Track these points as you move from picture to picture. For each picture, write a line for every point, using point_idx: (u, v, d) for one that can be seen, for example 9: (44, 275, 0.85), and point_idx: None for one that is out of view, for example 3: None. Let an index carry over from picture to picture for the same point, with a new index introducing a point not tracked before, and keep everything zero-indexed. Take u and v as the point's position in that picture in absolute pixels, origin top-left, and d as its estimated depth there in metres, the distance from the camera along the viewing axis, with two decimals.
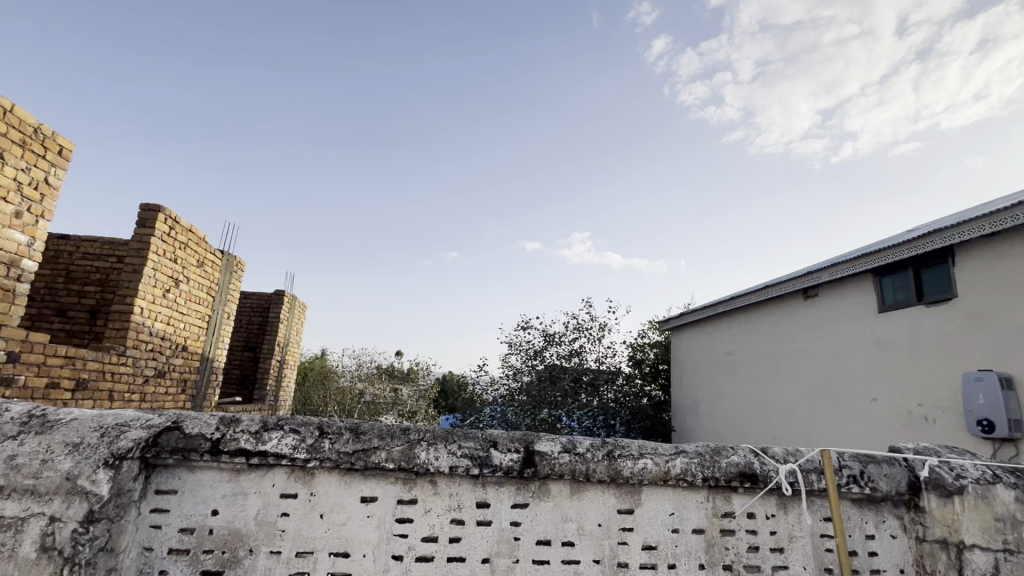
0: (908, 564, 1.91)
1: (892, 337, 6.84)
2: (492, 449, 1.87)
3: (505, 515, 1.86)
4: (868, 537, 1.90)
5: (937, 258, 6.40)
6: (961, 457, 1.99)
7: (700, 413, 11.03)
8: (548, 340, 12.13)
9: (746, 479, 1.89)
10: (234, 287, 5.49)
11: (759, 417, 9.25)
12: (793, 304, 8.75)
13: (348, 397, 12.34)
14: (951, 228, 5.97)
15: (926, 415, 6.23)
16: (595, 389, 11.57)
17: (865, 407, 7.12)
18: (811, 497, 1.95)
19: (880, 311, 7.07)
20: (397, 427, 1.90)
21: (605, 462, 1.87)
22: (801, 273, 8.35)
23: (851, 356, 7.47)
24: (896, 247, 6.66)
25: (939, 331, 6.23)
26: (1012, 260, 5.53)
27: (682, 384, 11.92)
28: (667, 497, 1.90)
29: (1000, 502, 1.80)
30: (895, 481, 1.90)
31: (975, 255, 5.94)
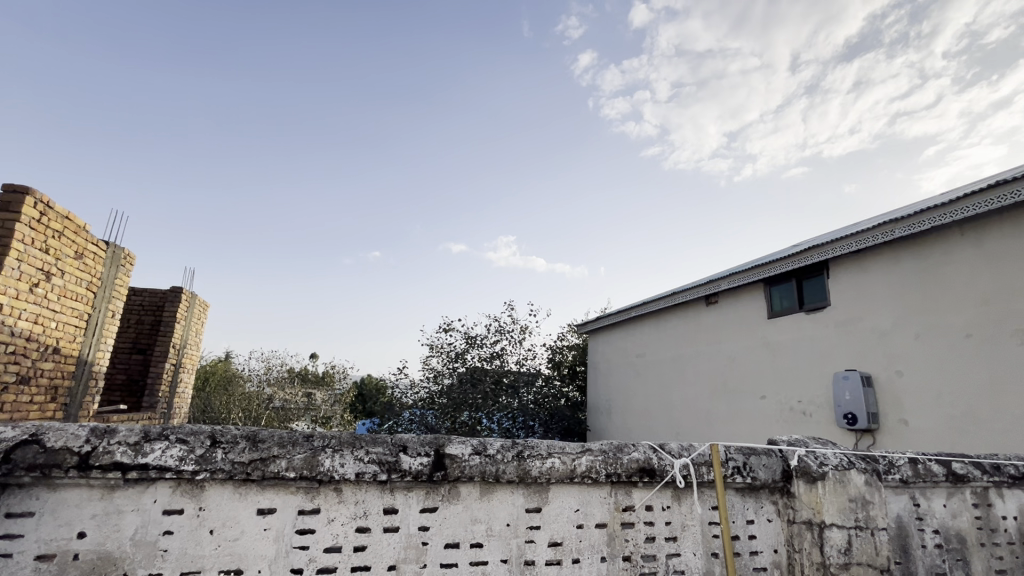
0: (780, 544, 2.13)
1: (777, 341, 7.60)
2: (401, 453, 1.83)
3: (413, 520, 1.83)
4: (748, 521, 2.10)
5: (816, 271, 7.19)
6: (824, 446, 2.25)
7: (614, 413, 11.55)
8: (469, 342, 12.14)
9: (645, 473, 2.01)
10: (122, 283, 4.93)
11: (665, 415, 9.86)
12: (697, 310, 9.42)
13: (254, 402, 11.53)
14: (827, 245, 6.75)
15: (804, 410, 7.01)
16: (515, 391, 11.76)
17: (755, 404, 7.85)
18: (702, 488, 2.11)
19: (769, 317, 7.82)
20: (299, 434, 1.80)
21: (515, 463, 1.90)
22: (704, 281, 9.01)
23: (743, 358, 8.20)
24: (783, 260, 7.40)
25: (815, 336, 7.02)
26: (874, 274, 6.38)
27: (597, 385, 12.42)
28: (573, 494, 1.97)
29: (853, 485, 2.07)
30: (771, 470, 2.11)
31: (845, 268, 6.78)
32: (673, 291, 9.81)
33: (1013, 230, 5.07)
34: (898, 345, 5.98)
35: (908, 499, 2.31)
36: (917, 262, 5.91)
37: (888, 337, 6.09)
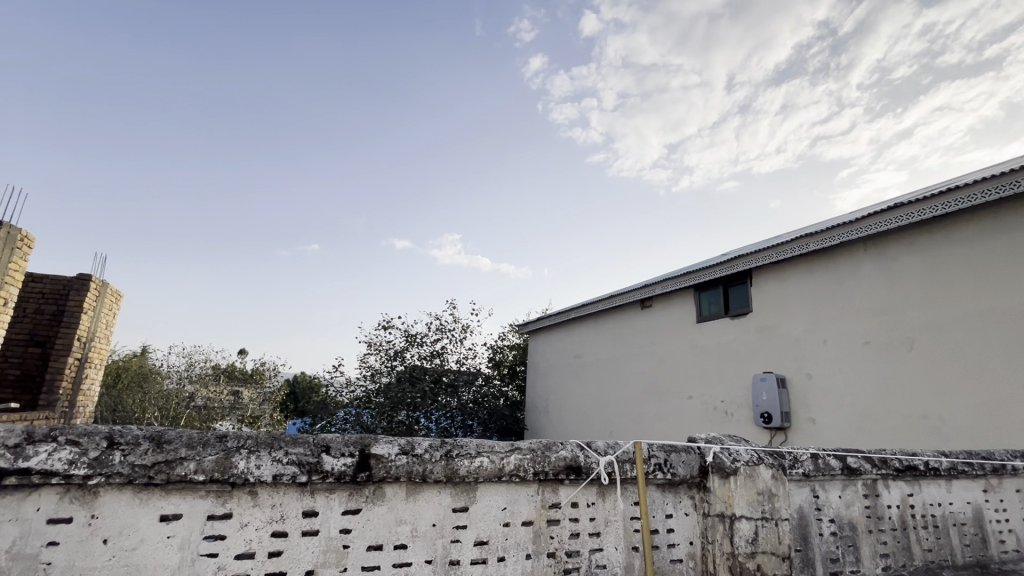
0: (695, 537, 2.24)
1: (705, 344, 8.03)
2: (324, 454, 1.76)
3: (334, 522, 1.77)
4: (667, 516, 2.20)
5: (741, 279, 7.66)
6: (738, 443, 2.39)
7: (551, 412, 11.76)
8: (409, 340, 11.92)
9: (572, 471, 2.05)
10: (18, 268, 4.44)
11: (600, 415, 10.15)
12: (632, 313, 9.75)
13: (173, 401, 10.73)
14: (751, 255, 7.21)
15: (726, 409, 7.45)
16: (454, 390, 11.68)
17: (683, 404, 8.25)
18: (625, 484, 2.18)
19: (698, 322, 8.24)
20: (210, 434, 1.69)
21: (443, 462, 1.88)
22: (640, 285, 9.35)
23: (674, 360, 8.58)
24: (712, 267, 7.82)
25: (738, 341, 7.48)
26: (791, 284, 6.89)
27: (536, 385, 12.58)
28: (500, 492, 1.98)
29: (761, 479, 2.22)
30: (689, 466, 2.22)
31: (765, 277, 7.27)
32: (611, 294, 10.11)
33: (908, 248, 5.66)
34: (809, 349, 6.49)
35: (809, 491, 2.51)
36: (828, 274, 6.44)
37: (801, 342, 6.60)
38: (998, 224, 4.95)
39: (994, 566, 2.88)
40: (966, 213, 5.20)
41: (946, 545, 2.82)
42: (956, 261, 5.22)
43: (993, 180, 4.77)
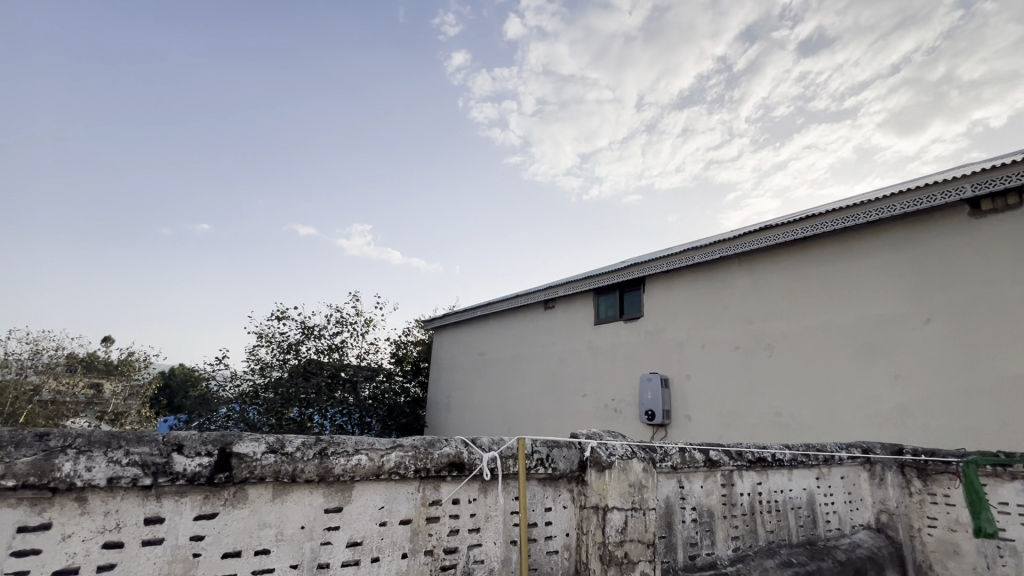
0: (572, 528, 2.34)
1: (600, 346, 8.45)
2: (174, 454, 1.57)
3: (184, 529, 1.60)
4: (546, 509, 2.27)
5: (635, 285, 8.16)
6: (616, 437, 2.52)
7: (453, 410, 11.72)
8: (305, 333, 11.21)
9: (454, 468, 2.04)
10: None
11: (500, 413, 10.30)
12: (536, 314, 10.00)
13: (10, 394, 9.12)
14: (646, 263, 7.69)
15: (616, 407, 7.93)
16: (353, 387, 11.20)
17: (578, 402, 8.62)
18: (507, 479, 2.22)
19: (595, 324, 8.65)
20: (27, 432, 1.43)
21: (316, 460, 1.77)
22: (544, 287, 9.59)
23: (571, 360, 8.95)
24: (610, 273, 8.25)
25: (629, 343, 7.98)
26: (677, 292, 7.48)
27: (438, 382, 12.47)
28: (378, 490, 1.91)
29: (633, 472, 2.37)
30: (570, 461, 2.31)
31: (657, 285, 7.81)
32: (516, 294, 10.27)
33: (773, 265, 6.40)
34: (689, 353, 7.09)
35: (675, 482, 2.73)
36: (709, 285, 7.08)
37: (684, 346, 7.19)
38: (843, 249, 5.79)
39: (821, 542, 3.33)
40: (820, 238, 6.00)
41: (785, 526, 3.22)
42: (812, 279, 5.97)
43: (841, 211, 5.56)
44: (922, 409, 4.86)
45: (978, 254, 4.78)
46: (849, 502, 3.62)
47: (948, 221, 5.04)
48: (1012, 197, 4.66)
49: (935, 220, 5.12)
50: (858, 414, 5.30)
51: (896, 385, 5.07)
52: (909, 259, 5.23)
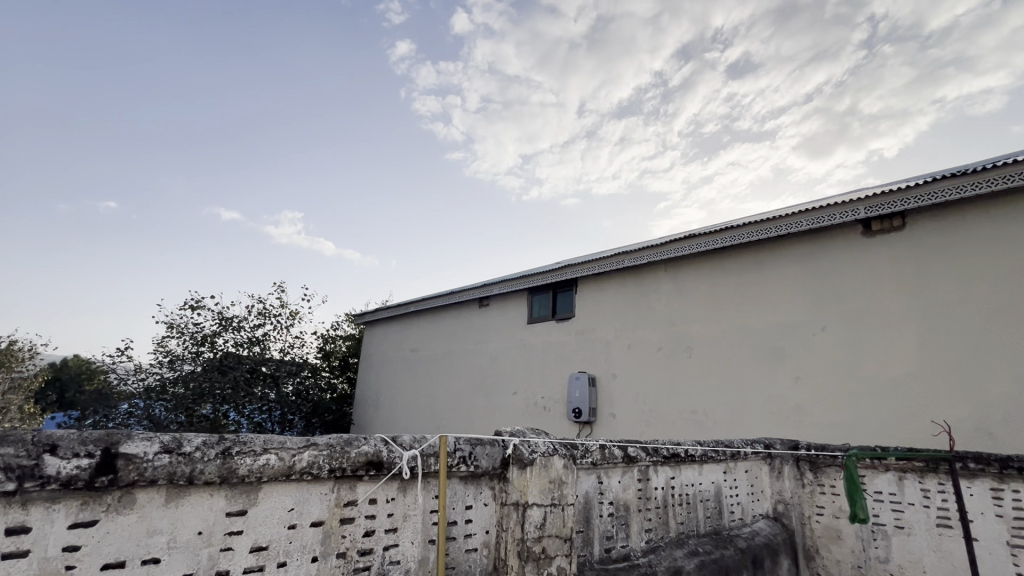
0: (492, 526, 2.34)
1: (532, 344, 8.56)
2: (47, 455, 1.41)
3: (55, 539, 1.42)
4: (467, 507, 2.26)
5: (568, 286, 8.34)
6: (539, 435, 2.56)
7: (381, 407, 11.43)
8: (222, 324, 10.46)
9: (372, 467, 1.97)
10: None
11: (430, 410, 10.17)
12: (470, 311, 9.95)
13: None
14: (578, 265, 7.88)
15: (545, 405, 8.08)
16: (274, 382, 10.60)
17: (508, 400, 8.69)
18: (427, 478, 2.18)
19: (528, 323, 8.75)
20: None
21: (218, 461, 1.65)
22: (479, 284, 9.56)
23: (503, 358, 8.99)
24: (544, 273, 8.37)
25: (561, 343, 8.15)
26: (607, 294, 7.73)
27: (367, 379, 12.10)
28: (288, 491, 1.81)
29: (553, 468, 2.42)
30: (492, 458, 2.31)
31: (589, 286, 8.02)
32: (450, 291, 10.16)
33: (695, 272, 6.78)
34: (616, 353, 7.36)
35: (595, 478, 2.82)
36: (636, 289, 7.38)
37: (611, 347, 7.44)
38: (756, 260, 6.23)
39: (725, 531, 3.58)
40: (737, 249, 6.43)
41: (694, 517, 3.42)
42: (729, 287, 6.40)
43: (756, 225, 5.99)
44: (818, 409, 5.34)
45: (867, 270, 5.33)
46: (751, 493, 3.90)
47: (845, 238, 5.57)
48: (898, 219, 5.24)
49: (834, 237, 5.65)
50: (763, 413, 5.75)
51: (797, 387, 5.54)
52: (812, 272, 5.73)
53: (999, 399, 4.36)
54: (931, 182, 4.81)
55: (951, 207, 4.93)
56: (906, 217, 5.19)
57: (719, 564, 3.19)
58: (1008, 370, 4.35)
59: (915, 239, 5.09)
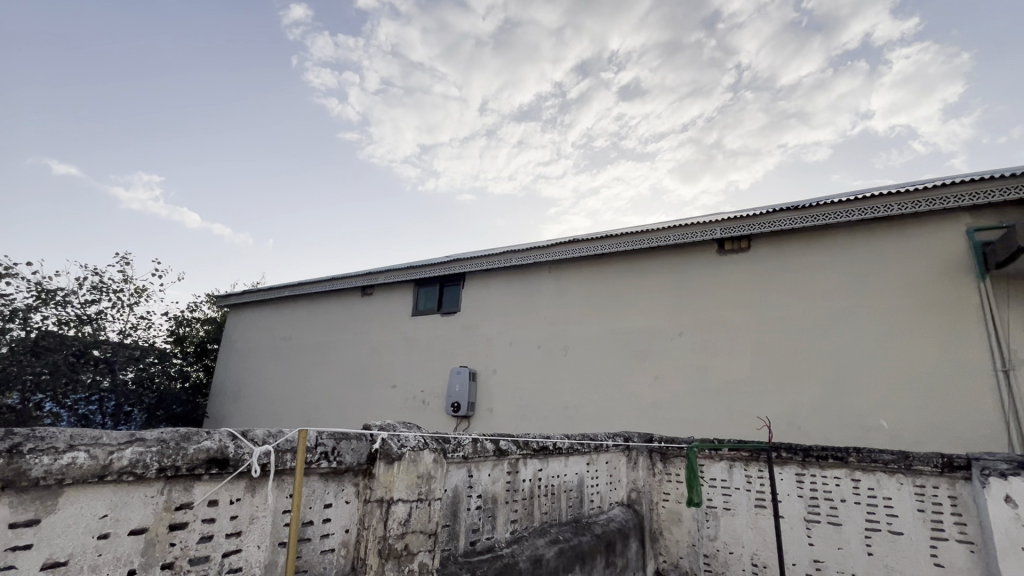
0: (353, 524, 2.21)
1: (415, 337, 8.38)
2: None
3: None
4: (325, 506, 2.11)
5: (455, 280, 8.30)
6: (410, 429, 2.49)
7: (242, 399, 10.38)
8: (41, 298, 8.72)
9: (214, 465, 1.75)
10: None
11: (299, 403, 9.47)
12: (352, 299, 9.45)
13: None
14: (468, 259, 7.87)
15: (423, 398, 7.96)
16: (109, 369, 9.12)
17: (386, 392, 8.41)
18: (281, 477, 2.00)
19: (412, 315, 8.55)
20: None
21: (0, 461, 1.34)
22: (363, 272, 9.10)
23: (384, 350, 8.68)
24: (433, 265, 8.23)
25: (444, 337, 8.09)
26: (493, 291, 7.83)
27: (227, 367, 10.92)
28: (101, 495, 1.54)
29: (422, 463, 2.37)
30: (358, 454, 2.19)
31: (477, 282, 8.05)
32: (331, 277, 9.54)
33: (577, 275, 7.15)
34: (498, 349, 7.49)
35: (464, 471, 2.82)
36: (521, 287, 7.58)
37: (493, 343, 7.56)
38: (630, 268, 6.75)
39: (584, 519, 3.81)
40: (614, 256, 6.90)
41: (558, 506, 3.59)
42: (605, 290, 6.85)
43: (632, 236, 6.48)
44: (670, 404, 5.94)
45: (718, 283, 6.06)
46: (609, 482, 4.20)
47: (703, 254, 6.26)
48: (745, 241, 6.01)
49: (695, 252, 6.32)
50: (625, 408, 6.24)
51: (655, 385, 6.09)
52: (676, 282, 6.35)
53: (808, 399, 5.21)
54: (772, 212, 5.63)
55: (785, 235, 5.79)
56: (752, 240, 5.98)
57: (576, 550, 3.37)
58: (817, 374, 5.23)
59: (757, 260, 5.89)
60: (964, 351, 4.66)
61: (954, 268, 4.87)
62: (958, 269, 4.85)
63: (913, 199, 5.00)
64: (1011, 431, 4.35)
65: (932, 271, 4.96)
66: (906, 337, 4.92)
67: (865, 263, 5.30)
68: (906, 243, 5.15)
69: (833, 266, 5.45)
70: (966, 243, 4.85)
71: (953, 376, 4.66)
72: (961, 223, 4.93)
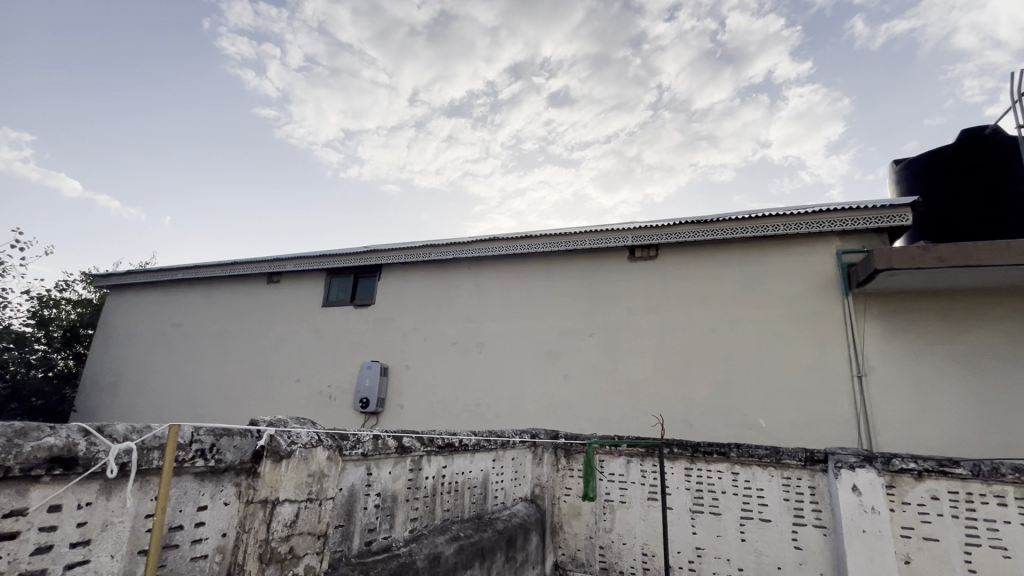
0: (231, 527, 2.02)
1: (324, 329, 7.97)
2: None
3: None
4: (199, 508, 1.91)
5: (371, 272, 8.00)
6: (303, 424, 2.35)
7: (119, 391, 9.27)
8: None
9: (58, 464, 1.53)
10: None
11: (188, 397, 8.63)
12: (256, 286, 8.79)
13: None
14: (384, 251, 7.62)
15: (330, 393, 7.58)
16: None
17: (289, 387, 7.90)
18: (146, 477, 1.79)
19: (322, 306, 8.11)
20: None
21: None
22: (269, 258, 8.49)
23: (289, 341, 8.16)
24: (347, 255, 7.87)
25: (356, 330, 7.77)
26: (410, 285, 7.65)
27: (102, 356, 9.70)
28: None
29: (314, 461, 2.25)
30: (241, 451, 2.01)
31: (393, 275, 7.81)
32: (233, 261, 8.79)
33: (495, 273, 7.18)
34: (412, 344, 7.32)
35: (363, 469, 2.71)
36: (439, 282, 7.48)
37: (407, 337, 7.38)
38: (546, 269, 6.89)
39: (487, 515, 3.82)
40: (532, 256, 7.02)
41: (460, 503, 3.57)
42: (522, 289, 6.95)
43: (550, 237, 6.62)
44: (578, 403, 6.15)
45: (627, 287, 6.37)
46: (514, 478, 4.24)
47: (616, 259, 6.54)
48: (654, 250, 6.37)
49: (608, 257, 6.59)
50: (535, 406, 6.36)
51: (565, 384, 6.28)
52: (589, 284, 6.59)
53: (700, 399, 5.63)
54: (678, 224, 6.02)
55: (688, 246, 6.21)
56: (659, 249, 6.35)
57: (476, 546, 3.35)
58: (709, 376, 5.66)
59: (663, 268, 6.27)
60: (828, 358, 5.28)
61: (824, 284, 5.49)
62: (827, 286, 5.48)
63: (796, 221, 5.59)
64: (861, 429, 5.00)
65: (807, 286, 5.56)
66: (784, 344, 5.48)
67: (754, 276, 5.83)
68: (788, 259, 5.73)
69: (728, 277, 5.94)
70: (835, 263, 5.50)
71: (819, 380, 5.26)
72: (832, 245, 5.58)
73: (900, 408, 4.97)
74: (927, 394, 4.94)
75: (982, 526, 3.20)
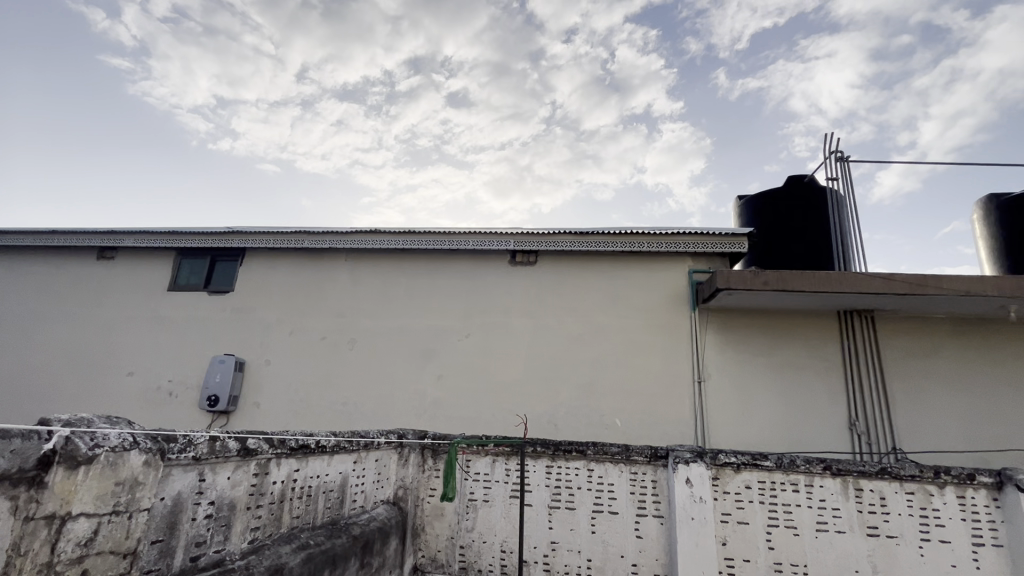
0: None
1: (167, 316, 6.96)
2: None
3: None
4: None
5: (231, 255, 7.18)
6: (114, 425, 2.00)
7: None
8: None
9: None
10: None
11: None
12: (80, 261, 7.41)
13: None
14: (249, 234, 6.90)
15: (170, 390, 6.64)
16: None
17: (116, 381, 6.76)
18: None
19: (167, 290, 7.09)
20: None
21: None
22: (101, 230, 7.22)
23: (120, 328, 7.00)
24: (203, 234, 6.98)
25: (208, 318, 6.91)
26: (277, 272, 7.01)
27: None
28: None
29: (125, 468, 1.92)
30: (20, 458, 1.62)
31: (257, 261, 7.10)
32: (49, 230, 7.32)
33: (373, 267, 6.88)
34: (274, 337, 6.71)
35: (194, 475, 2.40)
36: (310, 273, 6.96)
37: (269, 330, 6.75)
38: (427, 266, 6.77)
39: (342, 520, 3.60)
40: (414, 253, 6.85)
41: (313, 509, 3.33)
42: (402, 285, 6.74)
43: (434, 235, 6.53)
44: (450, 403, 6.12)
45: (506, 290, 6.50)
46: (376, 481, 4.07)
47: (497, 262, 6.65)
48: (533, 256, 6.58)
49: (489, 259, 6.66)
50: (407, 406, 6.19)
51: (438, 384, 6.21)
52: (470, 285, 6.60)
53: (566, 400, 5.94)
54: (557, 234, 6.31)
55: (564, 255, 6.53)
56: (538, 256, 6.58)
57: (328, 554, 3.12)
58: (575, 379, 6.00)
59: (540, 274, 6.51)
60: (677, 365, 5.89)
61: (677, 299, 6.14)
62: (679, 301, 6.13)
63: (657, 241, 6.17)
64: (699, 429, 5.66)
65: (663, 300, 6.17)
66: (641, 350, 6.01)
67: (619, 288, 6.31)
68: (649, 274, 6.30)
69: (597, 287, 6.36)
70: (686, 280, 6.17)
71: (668, 384, 5.85)
72: (685, 265, 6.25)
73: (729, 410, 5.72)
74: (750, 398, 5.74)
75: (780, 510, 3.79)
